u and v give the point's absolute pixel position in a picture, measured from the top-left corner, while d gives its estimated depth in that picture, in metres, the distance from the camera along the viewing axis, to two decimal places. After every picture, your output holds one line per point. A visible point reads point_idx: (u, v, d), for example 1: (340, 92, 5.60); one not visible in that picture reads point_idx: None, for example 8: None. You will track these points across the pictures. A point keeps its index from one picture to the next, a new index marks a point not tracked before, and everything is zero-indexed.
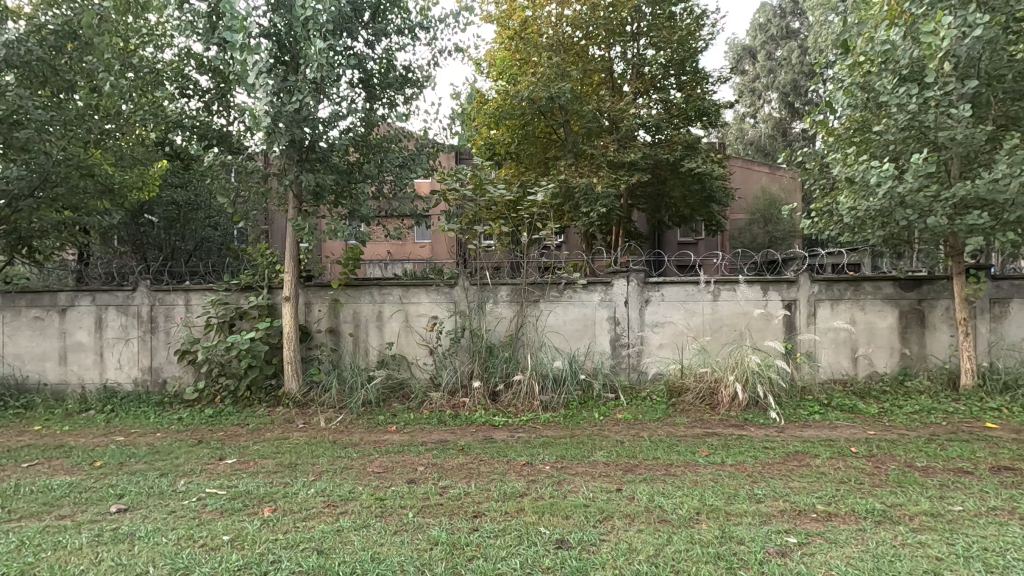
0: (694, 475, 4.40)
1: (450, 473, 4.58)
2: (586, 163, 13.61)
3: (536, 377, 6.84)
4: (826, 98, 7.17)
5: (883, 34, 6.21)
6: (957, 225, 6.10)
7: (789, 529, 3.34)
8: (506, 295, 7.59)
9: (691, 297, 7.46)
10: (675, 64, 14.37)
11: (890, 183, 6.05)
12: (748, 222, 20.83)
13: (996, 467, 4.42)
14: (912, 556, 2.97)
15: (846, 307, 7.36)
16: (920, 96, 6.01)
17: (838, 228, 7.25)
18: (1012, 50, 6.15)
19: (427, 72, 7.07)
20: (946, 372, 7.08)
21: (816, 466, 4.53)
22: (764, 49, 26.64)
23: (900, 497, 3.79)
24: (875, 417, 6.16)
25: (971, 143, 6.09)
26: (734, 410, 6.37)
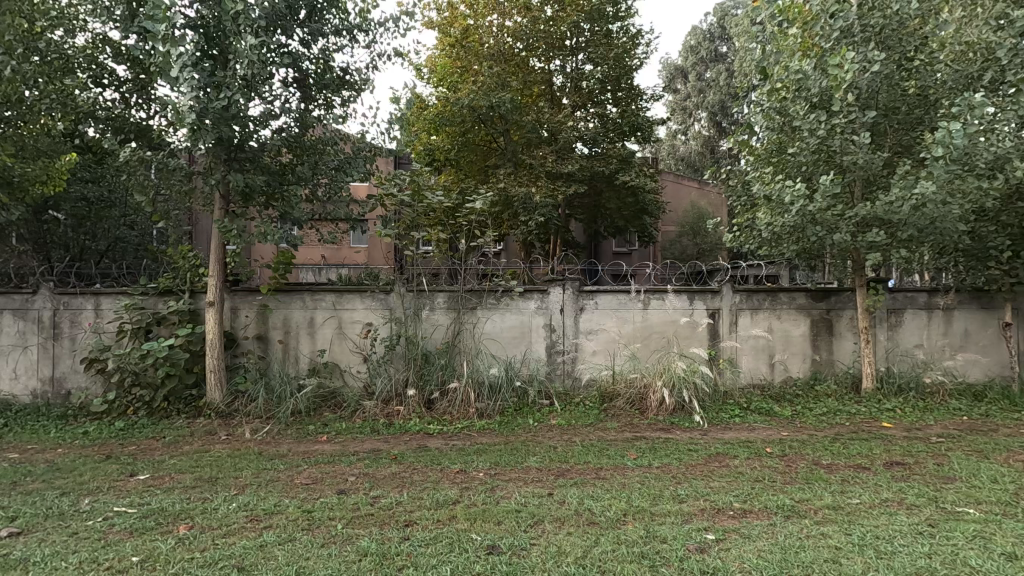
0: (623, 478, 4.55)
1: (382, 483, 4.50)
2: (525, 172, 13.83)
3: (472, 384, 6.84)
4: (747, 120, 7.66)
5: (796, 63, 6.74)
6: (859, 242, 6.67)
7: (708, 526, 3.54)
8: (443, 302, 7.58)
9: (624, 306, 7.71)
10: (612, 80, 14.64)
11: (801, 202, 6.54)
12: (679, 234, 21.84)
13: (889, 463, 4.86)
14: (815, 547, 3.21)
15: (764, 316, 7.86)
16: (828, 123, 6.57)
17: (757, 242, 7.76)
18: (905, 85, 6.83)
19: (365, 76, 6.97)
20: (851, 377, 7.70)
21: (734, 466, 4.80)
22: (694, 70, 28.03)
23: (806, 492, 4.10)
24: (787, 419, 6.61)
25: (871, 168, 6.72)
26: (662, 414, 6.64)
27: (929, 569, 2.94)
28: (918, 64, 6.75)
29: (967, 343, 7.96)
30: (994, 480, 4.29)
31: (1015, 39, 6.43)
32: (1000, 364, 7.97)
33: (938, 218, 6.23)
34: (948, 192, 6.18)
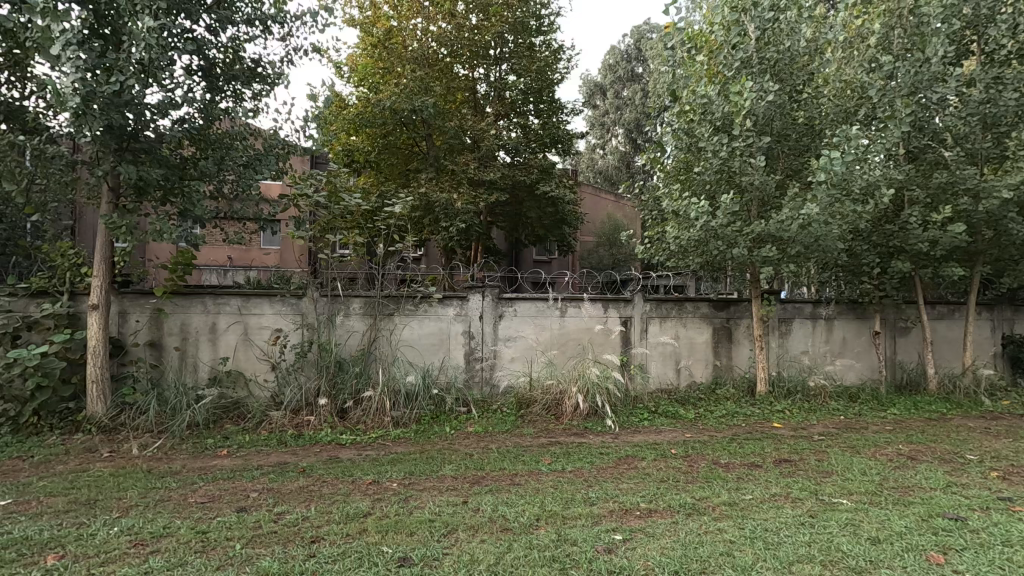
0: (537, 483, 4.62)
1: (288, 498, 4.27)
2: (447, 178, 13.80)
3: (388, 392, 6.67)
4: (659, 139, 8.11)
5: (702, 89, 7.23)
6: (755, 257, 7.24)
7: (616, 527, 3.67)
8: (359, 307, 7.35)
9: (542, 313, 7.86)
10: (534, 93, 14.92)
11: (705, 218, 7.00)
12: (596, 245, 22.62)
13: (778, 460, 5.28)
14: (712, 541, 3.42)
15: (672, 324, 8.31)
16: (729, 146, 7.10)
17: (665, 254, 8.20)
18: (795, 114, 7.52)
19: (280, 70, 6.65)
20: (747, 381, 8.31)
21: (642, 468, 5.02)
22: (612, 88, 29.24)
23: (706, 490, 4.36)
24: (691, 421, 7.02)
25: (765, 189, 7.33)
26: (576, 419, 6.82)
27: (809, 556, 3.21)
28: (805, 97, 7.47)
29: (844, 350, 8.86)
30: (863, 473, 4.79)
31: (884, 81, 7.29)
32: (870, 368, 8.94)
33: (820, 237, 6.90)
34: (829, 213, 6.86)
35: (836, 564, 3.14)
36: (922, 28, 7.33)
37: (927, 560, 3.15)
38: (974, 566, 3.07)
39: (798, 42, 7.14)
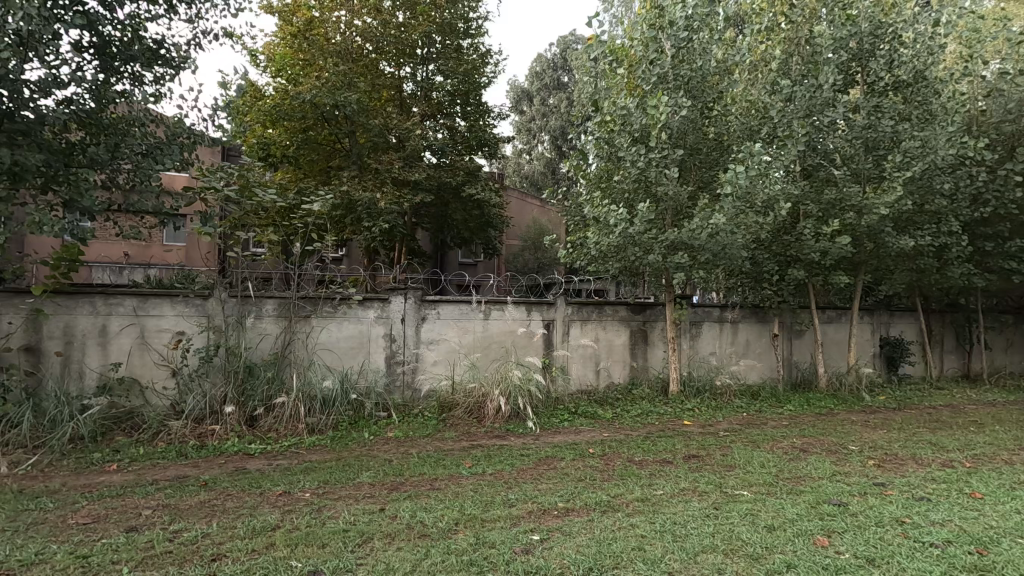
0: (457, 487, 4.58)
1: (186, 515, 3.95)
2: (370, 177, 13.45)
3: (302, 398, 6.38)
4: (581, 146, 8.35)
5: (622, 100, 7.53)
6: (668, 263, 7.61)
7: (534, 527, 3.71)
8: (273, 309, 6.96)
9: (465, 316, 7.82)
10: (461, 95, 14.87)
11: (623, 225, 7.29)
12: (521, 248, 22.89)
13: (688, 456, 5.57)
14: (625, 537, 3.54)
15: (592, 327, 8.55)
16: (646, 156, 7.44)
17: (586, 259, 8.44)
18: (707, 130, 8.01)
19: (185, 53, 6.19)
20: (661, 381, 8.72)
21: (560, 468, 5.12)
22: (539, 95, 29.73)
23: (620, 487, 4.51)
24: (608, 421, 7.25)
25: (678, 199, 7.74)
26: (498, 421, 6.85)
27: (713, 546, 3.40)
28: (716, 114, 7.96)
29: (747, 351, 9.52)
30: (762, 465, 5.15)
31: (783, 103, 7.93)
32: (770, 368, 9.66)
33: (727, 245, 7.37)
34: (735, 224, 7.35)
35: (737, 552, 3.34)
36: (815, 57, 8.04)
37: (814, 543, 3.43)
38: (853, 547, 3.37)
39: (709, 62, 7.61)
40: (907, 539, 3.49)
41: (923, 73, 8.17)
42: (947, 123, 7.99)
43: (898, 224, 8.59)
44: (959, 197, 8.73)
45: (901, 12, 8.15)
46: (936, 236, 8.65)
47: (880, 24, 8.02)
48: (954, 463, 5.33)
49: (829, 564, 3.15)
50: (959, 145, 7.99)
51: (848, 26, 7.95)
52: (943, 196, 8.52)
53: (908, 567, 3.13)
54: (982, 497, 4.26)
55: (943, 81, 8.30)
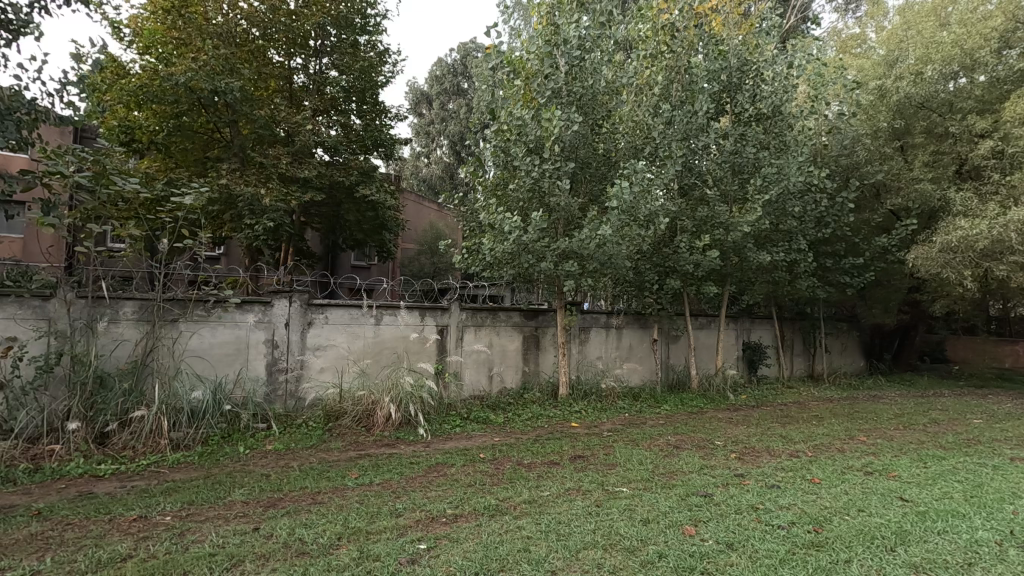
0: (341, 499, 4.37)
1: (10, 551, 3.39)
2: (253, 171, 12.57)
3: (166, 411, 5.76)
4: (478, 154, 8.45)
5: (518, 111, 7.73)
6: (559, 271, 7.91)
7: (421, 536, 3.64)
8: (132, 312, 6.22)
9: (356, 321, 7.52)
10: (357, 92, 14.33)
11: (517, 232, 7.47)
12: (417, 253, 22.54)
13: (573, 456, 5.79)
14: (512, 540, 3.59)
15: (486, 332, 8.62)
16: (540, 167, 7.70)
17: (481, 265, 8.52)
18: (596, 145, 8.46)
19: (26, 16, 5.35)
20: (551, 385, 9.01)
21: (450, 474, 5.08)
22: (438, 99, 29.54)
23: (508, 491, 4.58)
24: (500, 425, 7.35)
25: (570, 210, 8.07)
26: (388, 429, 6.65)
27: (593, 542, 3.55)
28: (604, 131, 8.43)
29: (630, 355, 10.13)
30: (640, 463, 5.49)
31: (664, 126, 8.59)
32: (650, 371, 10.35)
33: (613, 256, 7.79)
34: (620, 236, 7.81)
35: (615, 546, 3.52)
36: (692, 85, 8.81)
37: (683, 533, 3.71)
38: (715, 533, 3.70)
39: (599, 82, 8.06)
40: (760, 523, 3.89)
41: (779, 108, 9.23)
42: (798, 153, 9.11)
43: (759, 241, 9.63)
44: (806, 219, 9.98)
45: (763, 53, 9.18)
46: (788, 253, 9.81)
47: (746, 61, 8.97)
48: (799, 453, 6.05)
49: (695, 551, 3.42)
50: (807, 174, 9.14)
51: (720, 60, 8.80)
52: (794, 217, 9.69)
53: (759, 548, 3.48)
54: (820, 482, 4.88)
55: (796, 117, 9.45)
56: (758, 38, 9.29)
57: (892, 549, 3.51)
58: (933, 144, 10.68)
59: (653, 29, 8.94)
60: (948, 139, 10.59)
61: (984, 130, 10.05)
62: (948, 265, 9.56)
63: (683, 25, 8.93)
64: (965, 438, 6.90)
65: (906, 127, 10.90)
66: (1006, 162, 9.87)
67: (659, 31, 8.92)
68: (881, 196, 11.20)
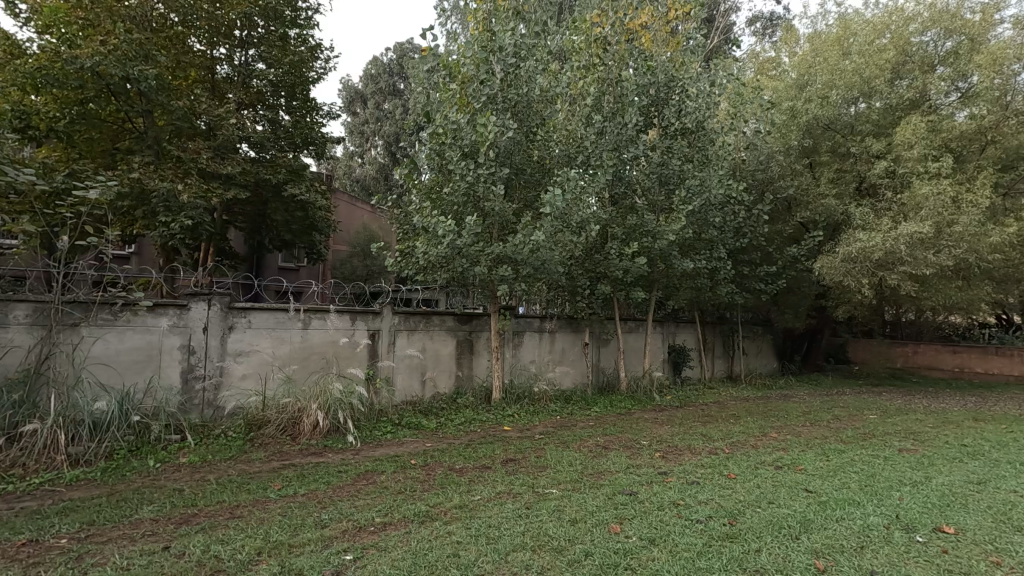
0: (261, 513, 4.17)
1: None
2: (170, 165, 11.80)
3: (63, 424, 5.28)
4: (413, 156, 8.38)
5: (453, 115, 7.74)
6: (493, 275, 7.96)
7: (348, 547, 3.55)
8: (24, 315, 5.66)
9: (281, 325, 7.21)
10: (286, 86, 13.80)
11: (451, 236, 7.46)
12: (349, 255, 21.92)
13: (505, 460, 5.83)
14: (441, 545, 3.57)
15: (419, 337, 8.52)
16: (474, 172, 7.74)
17: (415, 269, 8.42)
18: (531, 152, 8.61)
19: None
20: (484, 389, 9.02)
21: (380, 482, 4.98)
22: (373, 99, 28.95)
23: (439, 496, 4.55)
24: (432, 431, 7.27)
25: (504, 215, 8.15)
26: (314, 438, 6.42)
27: (522, 544, 3.60)
28: (538, 138, 8.61)
29: (563, 358, 10.33)
30: (569, 464, 5.61)
31: (596, 136, 8.87)
32: (581, 374, 10.59)
33: (546, 261, 7.93)
34: (553, 241, 7.96)
35: (543, 547, 3.58)
36: (623, 97, 9.14)
37: (608, 531, 3.83)
38: (638, 530, 3.84)
39: (533, 90, 8.24)
40: (680, 518, 4.09)
41: (703, 124, 9.75)
42: (719, 167, 9.67)
43: (683, 249, 10.11)
44: (726, 229, 10.59)
45: (688, 71, 9.68)
46: (709, 260, 10.36)
47: (673, 78, 9.43)
48: (718, 450, 6.40)
49: (619, 548, 3.54)
50: (726, 187, 9.71)
51: (649, 75, 9.19)
52: (714, 227, 10.26)
53: (679, 542, 3.66)
54: (736, 477, 5.18)
55: (717, 132, 10.02)
56: (684, 56, 9.80)
57: (797, 537, 3.79)
58: (836, 163, 11.73)
59: (586, 42, 9.22)
60: (849, 159, 11.61)
61: (879, 152, 11.09)
62: (849, 274, 10.44)
63: (614, 40, 9.27)
64: (862, 432, 7.54)
65: (814, 146, 11.91)
66: (897, 181, 10.93)
67: (592, 44, 9.23)
68: (792, 209, 12.09)
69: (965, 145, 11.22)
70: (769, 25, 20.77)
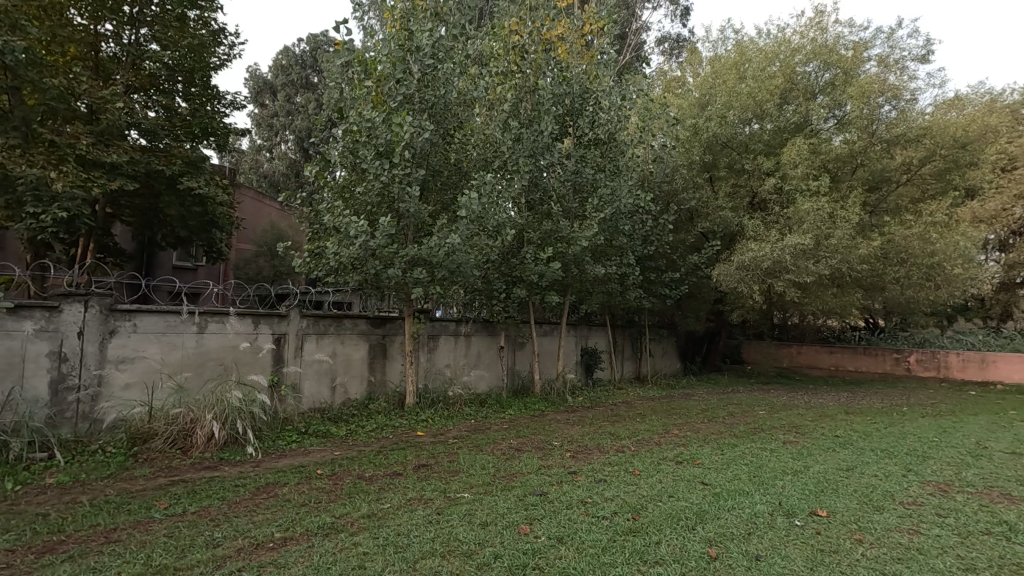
0: (143, 535, 3.80)
1: None
2: (41, 149, 10.53)
3: None
4: (324, 153, 8.07)
5: (368, 112, 7.53)
6: (407, 278, 7.82)
7: (243, 566, 3.31)
8: None
9: (173, 329, 6.64)
10: (185, 71, 12.75)
11: (364, 237, 7.24)
12: (254, 254, 20.66)
13: (417, 466, 5.73)
14: (346, 557, 3.44)
15: (329, 341, 8.18)
16: (389, 172, 7.59)
17: (325, 270, 8.09)
18: (448, 154, 8.57)
19: None
20: (397, 394, 8.83)
21: (282, 494, 4.71)
22: (283, 91, 27.51)
23: (346, 507, 4.38)
24: (341, 438, 7.01)
25: (419, 217, 8.03)
26: (209, 450, 5.96)
27: (432, 551, 3.54)
28: (455, 141, 8.57)
29: (478, 362, 10.34)
30: (482, 467, 5.61)
31: (512, 141, 9.00)
32: (497, 377, 10.66)
33: (462, 264, 7.90)
34: (469, 244, 7.96)
35: (453, 552, 3.55)
36: (539, 106, 9.34)
37: (518, 532, 3.87)
38: (547, 530, 3.91)
39: (451, 92, 8.18)
40: (587, 515, 4.21)
41: (614, 135, 10.18)
42: (628, 177, 10.13)
43: (595, 254, 10.48)
44: (635, 237, 11.10)
45: (601, 84, 10.09)
46: (619, 266, 10.79)
47: (587, 89, 9.78)
48: (624, 448, 6.68)
49: (528, 549, 3.58)
50: (635, 197, 10.20)
51: (564, 85, 9.51)
52: (624, 235, 10.72)
53: (585, 539, 3.76)
54: (639, 473, 5.43)
55: (627, 144, 10.51)
56: (598, 69, 10.18)
57: (693, 528, 4.02)
58: (732, 178, 12.71)
59: (505, 49, 9.35)
60: (744, 175, 12.63)
61: (769, 170, 12.13)
62: (742, 281, 11.31)
63: (532, 49, 9.47)
64: (751, 426, 8.18)
65: (713, 161, 12.82)
66: (784, 198, 12.02)
67: (510, 51, 9.32)
68: (694, 219, 12.92)
69: (839, 166, 12.56)
70: (676, 46, 22.07)
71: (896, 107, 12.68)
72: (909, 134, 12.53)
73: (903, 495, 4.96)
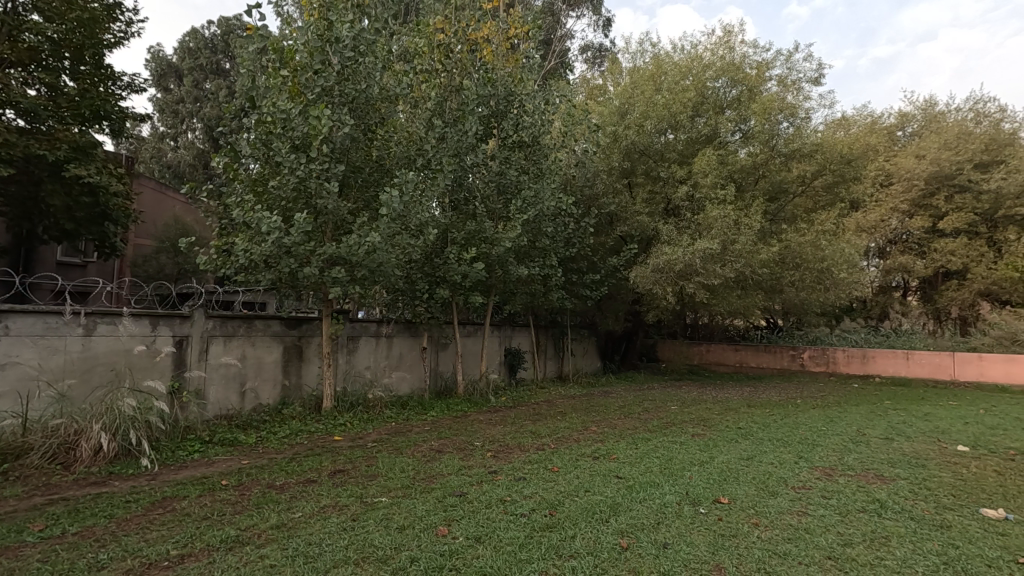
0: (11, 562, 3.39)
1: None
2: None
3: None
4: (234, 144, 7.60)
5: (283, 103, 7.18)
6: (324, 277, 7.52)
7: None
8: None
9: (54, 332, 5.99)
10: (72, 47, 11.59)
11: (277, 233, 6.88)
12: (155, 250, 19.06)
13: (333, 472, 5.52)
14: (251, 572, 3.25)
15: (238, 343, 7.71)
16: (306, 166, 7.28)
17: (234, 268, 7.61)
18: (369, 151, 8.34)
19: None
20: (314, 398, 8.47)
21: (181, 509, 4.38)
22: (190, 75, 25.65)
23: (253, 518, 4.14)
24: (250, 446, 6.62)
25: (338, 214, 7.75)
26: (96, 464, 5.42)
27: (344, 558, 3.43)
28: (377, 138, 8.36)
29: (400, 364, 10.14)
30: (401, 470, 5.51)
31: (436, 140, 8.91)
32: (419, 379, 10.49)
33: (382, 264, 7.70)
34: (390, 243, 7.78)
35: (367, 558, 3.46)
36: (464, 106, 9.32)
37: (435, 534, 3.83)
38: (464, 530, 3.90)
39: (372, 87, 7.98)
40: (506, 514, 4.24)
41: (538, 139, 10.34)
42: (551, 180, 10.33)
43: (518, 256, 10.59)
44: (557, 239, 11.34)
45: (526, 87, 10.24)
46: (542, 268, 10.97)
47: (511, 92, 9.88)
48: (545, 446, 6.80)
49: (444, 550, 3.56)
50: (557, 200, 10.42)
51: (488, 87, 9.58)
52: (547, 236, 10.92)
53: (502, 537, 3.79)
54: (558, 470, 5.55)
55: (550, 148, 10.71)
56: (523, 73, 10.31)
57: (607, 520, 4.16)
58: (649, 184, 13.30)
59: (429, 46, 9.26)
60: (659, 182, 13.23)
61: (682, 178, 12.80)
62: (657, 282, 11.85)
63: (457, 49, 9.46)
64: (664, 421, 8.59)
65: (632, 168, 13.36)
66: (695, 205, 12.74)
67: (434, 49, 9.25)
68: (613, 223, 13.39)
69: (744, 176, 13.49)
70: (599, 55, 22.82)
71: (793, 123, 13.81)
72: (804, 149, 13.68)
73: (794, 480, 5.40)
